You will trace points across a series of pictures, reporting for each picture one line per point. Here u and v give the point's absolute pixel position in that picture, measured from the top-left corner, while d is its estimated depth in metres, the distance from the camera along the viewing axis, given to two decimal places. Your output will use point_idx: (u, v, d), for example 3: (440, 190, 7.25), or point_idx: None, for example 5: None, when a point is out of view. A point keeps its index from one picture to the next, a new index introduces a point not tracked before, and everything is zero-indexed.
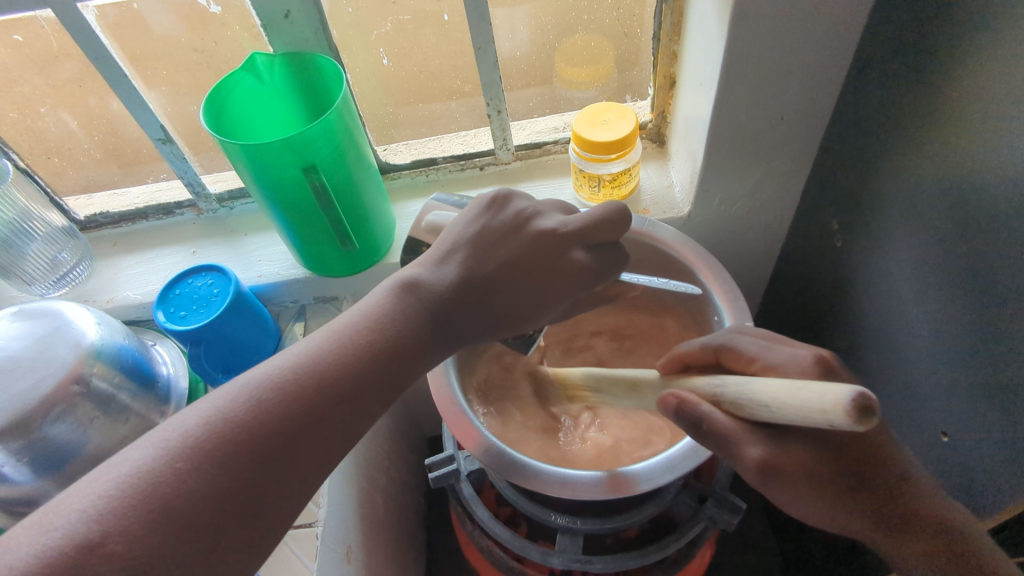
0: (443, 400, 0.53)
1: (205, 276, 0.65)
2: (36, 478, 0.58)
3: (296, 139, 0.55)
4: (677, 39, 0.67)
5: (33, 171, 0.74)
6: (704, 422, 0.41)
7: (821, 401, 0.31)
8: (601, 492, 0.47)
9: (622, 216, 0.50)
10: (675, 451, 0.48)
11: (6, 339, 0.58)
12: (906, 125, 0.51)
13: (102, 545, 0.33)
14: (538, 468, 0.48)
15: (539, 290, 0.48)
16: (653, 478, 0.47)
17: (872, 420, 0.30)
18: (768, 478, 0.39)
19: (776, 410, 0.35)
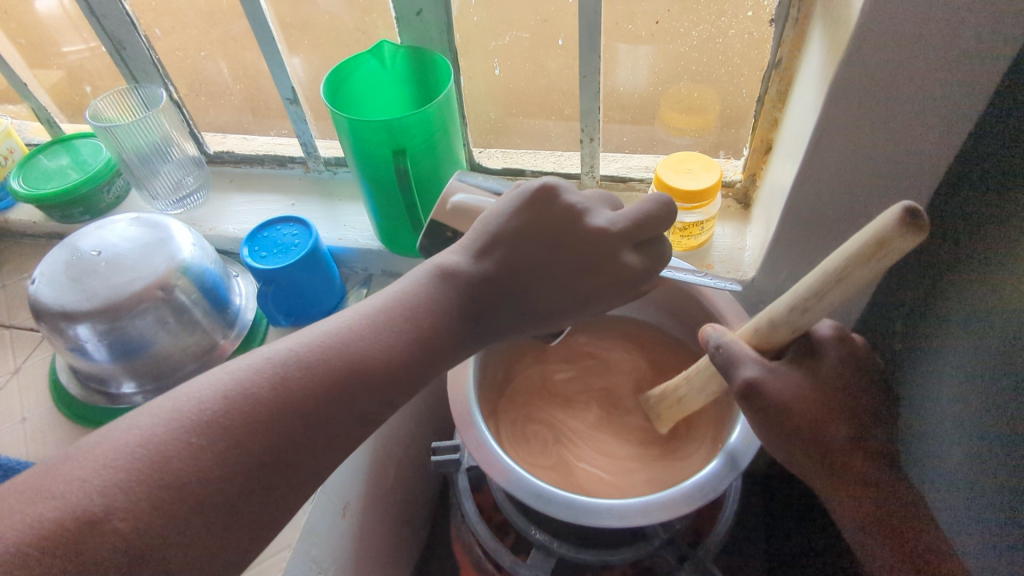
0: (454, 387, 0.55)
1: (292, 227, 0.73)
2: (111, 360, 0.67)
3: (393, 123, 0.61)
4: (781, 107, 0.67)
5: (183, 104, 0.85)
6: (719, 349, 0.47)
7: (869, 230, 0.35)
8: (570, 515, 0.47)
9: (669, 210, 0.49)
10: (648, 500, 0.47)
11: (122, 237, 0.68)
12: (1004, 241, 0.48)
13: (110, 514, 0.35)
14: (518, 475, 0.49)
15: (578, 286, 0.50)
16: (624, 517, 0.46)
17: (920, 229, 0.33)
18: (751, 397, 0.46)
19: (831, 271, 0.38)
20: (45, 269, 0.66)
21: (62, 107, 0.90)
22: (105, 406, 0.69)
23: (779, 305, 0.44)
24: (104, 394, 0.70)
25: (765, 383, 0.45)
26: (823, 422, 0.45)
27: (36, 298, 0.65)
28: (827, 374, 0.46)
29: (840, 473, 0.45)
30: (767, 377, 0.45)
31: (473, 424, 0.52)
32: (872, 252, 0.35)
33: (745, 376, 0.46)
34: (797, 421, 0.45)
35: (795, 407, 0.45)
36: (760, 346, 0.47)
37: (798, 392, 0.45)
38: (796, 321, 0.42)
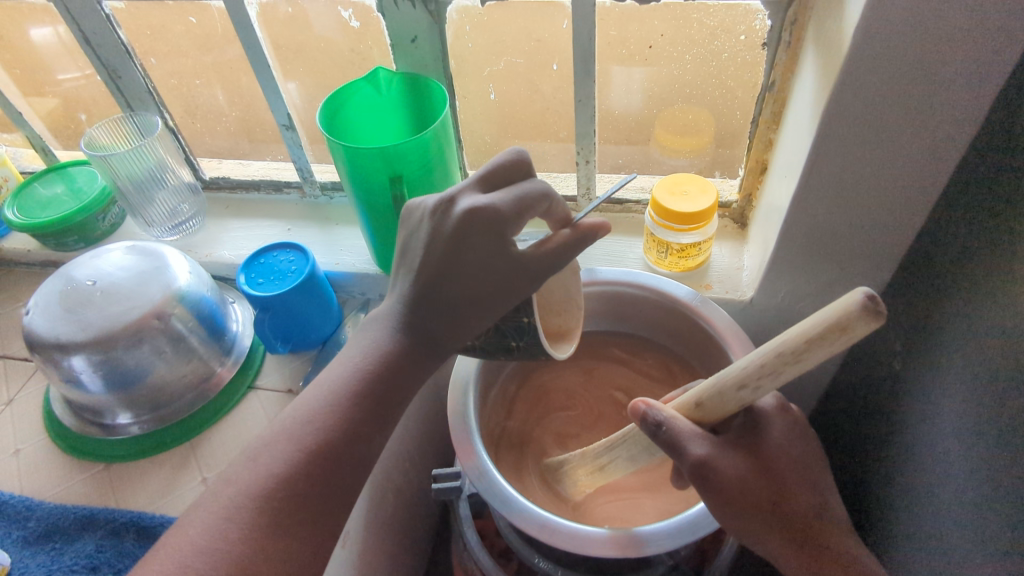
0: (456, 415, 0.55)
1: (289, 253, 0.72)
2: (106, 391, 0.66)
3: (389, 150, 0.61)
4: (775, 128, 0.68)
5: (178, 130, 0.85)
6: (662, 426, 0.46)
7: (830, 312, 0.35)
8: (573, 545, 0.47)
9: (517, 152, 0.51)
10: (650, 529, 0.47)
11: (117, 267, 0.68)
12: (991, 248, 0.48)
13: (190, 550, 0.44)
14: (522, 504, 0.49)
15: (482, 251, 0.47)
16: (629, 545, 0.47)
17: (879, 315, 0.34)
18: (706, 476, 0.45)
19: (786, 353, 0.39)
20: (39, 300, 0.66)
21: (56, 134, 0.90)
22: (100, 437, 0.68)
23: (722, 379, 0.44)
24: (98, 425, 0.69)
25: (714, 460, 0.45)
26: (779, 497, 0.46)
27: (30, 329, 0.64)
28: (771, 449, 0.48)
29: (804, 550, 0.46)
30: (716, 454, 0.46)
31: (476, 453, 0.52)
32: (832, 333, 0.35)
33: (695, 455, 0.45)
34: (751, 496, 0.46)
35: (741, 486, 0.45)
36: (699, 417, 0.47)
37: (748, 467, 0.46)
38: (742, 396, 0.43)
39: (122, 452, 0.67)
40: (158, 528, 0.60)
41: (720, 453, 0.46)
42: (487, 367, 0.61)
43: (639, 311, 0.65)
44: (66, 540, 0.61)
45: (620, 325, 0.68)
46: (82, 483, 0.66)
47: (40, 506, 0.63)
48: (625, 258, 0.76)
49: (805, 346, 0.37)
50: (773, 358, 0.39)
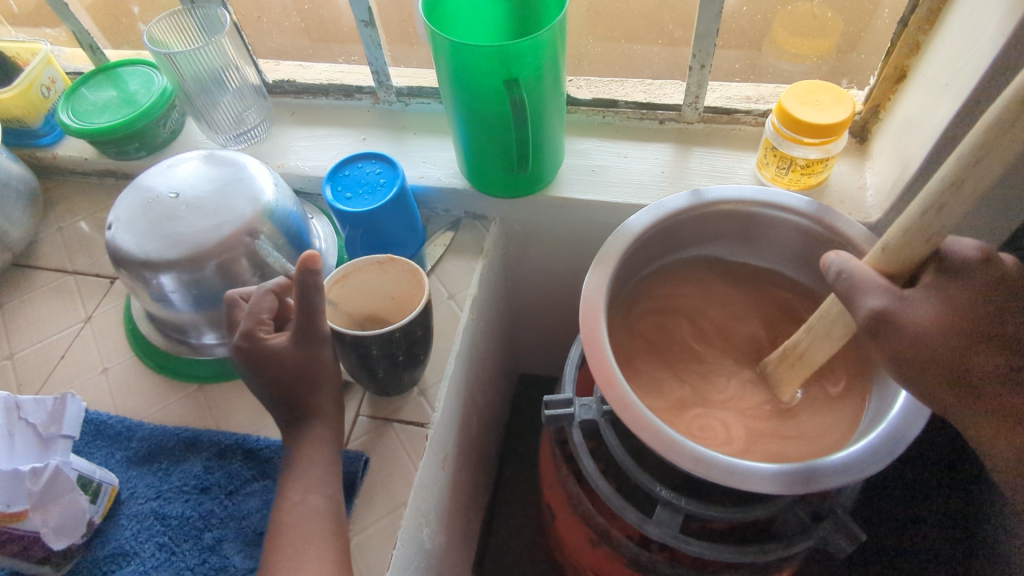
0: (590, 345, 0.50)
1: (375, 164, 0.67)
2: (195, 309, 0.63)
3: (508, 48, 0.54)
4: (927, 28, 0.60)
5: (241, 27, 0.77)
6: (842, 277, 0.43)
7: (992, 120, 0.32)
8: (734, 481, 0.44)
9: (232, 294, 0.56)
10: (822, 464, 0.44)
11: (198, 178, 0.63)
12: None
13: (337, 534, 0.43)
14: (672, 438, 0.46)
15: (279, 362, 0.50)
16: (793, 483, 0.44)
17: None
18: (876, 329, 0.41)
19: (946, 184, 0.35)
20: (120, 214, 0.61)
21: (104, 31, 0.82)
22: (188, 357, 0.66)
23: (897, 222, 0.40)
24: (186, 344, 0.66)
25: (896, 313, 0.41)
26: (957, 363, 0.40)
27: (116, 244, 0.60)
28: (964, 299, 0.40)
29: (975, 400, 0.41)
30: (899, 306, 0.41)
31: (616, 384, 0.48)
32: (989, 146, 0.33)
33: (870, 306, 0.41)
34: (940, 346, 0.40)
35: (928, 339, 0.40)
36: (892, 270, 0.42)
37: (934, 324, 0.40)
38: (920, 236, 0.39)
39: (214, 373, 0.65)
40: (266, 451, 0.59)
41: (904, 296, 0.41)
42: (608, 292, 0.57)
43: (770, 233, 0.60)
44: (172, 461, 0.59)
45: (743, 246, 0.63)
46: (177, 404, 0.64)
47: (140, 427, 0.61)
48: (734, 173, 0.71)
49: (980, 144, 0.33)
50: (938, 200, 0.36)
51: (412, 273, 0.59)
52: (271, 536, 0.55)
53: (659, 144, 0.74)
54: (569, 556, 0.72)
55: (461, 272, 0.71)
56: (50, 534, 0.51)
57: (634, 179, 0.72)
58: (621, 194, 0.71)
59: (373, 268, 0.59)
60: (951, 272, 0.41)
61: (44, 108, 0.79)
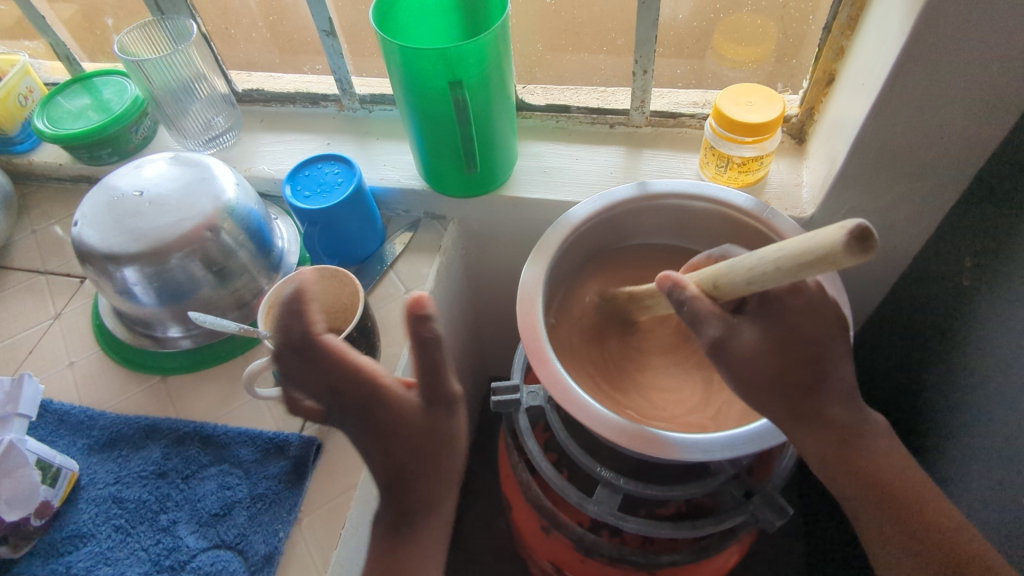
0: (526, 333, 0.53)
1: (334, 166, 0.70)
2: (158, 303, 0.65)
3: (450, 51, 0.57)
4: (849, 34, 0.64)
5: (210, 38, 0.81)
6: (684, 305, 0.47)
7: (827, 236, 0.35)
8: (656, 449, 0.47)
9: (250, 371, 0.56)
10: (740, 432, 0.47)
11: (162, 177, 0.66)
12: None
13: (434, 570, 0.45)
14: (600, 413, 0.48)
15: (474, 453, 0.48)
16: (710, 451, 0.46)
17: (868, 253, 0.33)
18: (719, 351, 0.45)
19: (784, 264, 0.39)
20: (86, 211, 0.64)
21: (81, 44, 0.86)
22: (153, 350, 0.68)
23: (737, 269, 0.43)
24: (150, 338, 0.69)
25: (730, 338, 0.45)
26: (786, 391, 0.45)
27: (80, 240, 0.63)
28: (781, 327, 0.45)
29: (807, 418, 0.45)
30: (730, 333, 0.45)
31: (548, 361, 0.51)
32: (821, 260, 0.35)
33: (709, 334, 0.45)
34: (766, 366, 0.44)
35: (756, 358, 0.44)
36: (714, 298, 0.46)
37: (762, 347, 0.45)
38: (754, 288, 0.42)
39: (177, 365, 0.67)
40: (222, 437, 0.61)
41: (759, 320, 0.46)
42: (549, 279, 0.60)
43: (702, 225, 0.64)
44: (132, 447, 0.61)
45: (679, 238, 0.67)
46: (140, 395, 0.66)
47: (103, 416, 0.63)
48: (679, 173, 0.75)
49: (808, 261, 0.36)
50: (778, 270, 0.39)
51: (335, 275, 0.60)
52: (223, 518, 0.56)
53: (611, 147, 0.78)
54: (526, 545, 0.73)
55: (419, 269, 0.74)
56: (3, 506, 0.53)
57: (584, 179, 0.75)
58: (572, 193, 0.74)
59: (293, 286, 0.59)
60: (770, 303, 0.46)
61: (21, 117, 0.83)
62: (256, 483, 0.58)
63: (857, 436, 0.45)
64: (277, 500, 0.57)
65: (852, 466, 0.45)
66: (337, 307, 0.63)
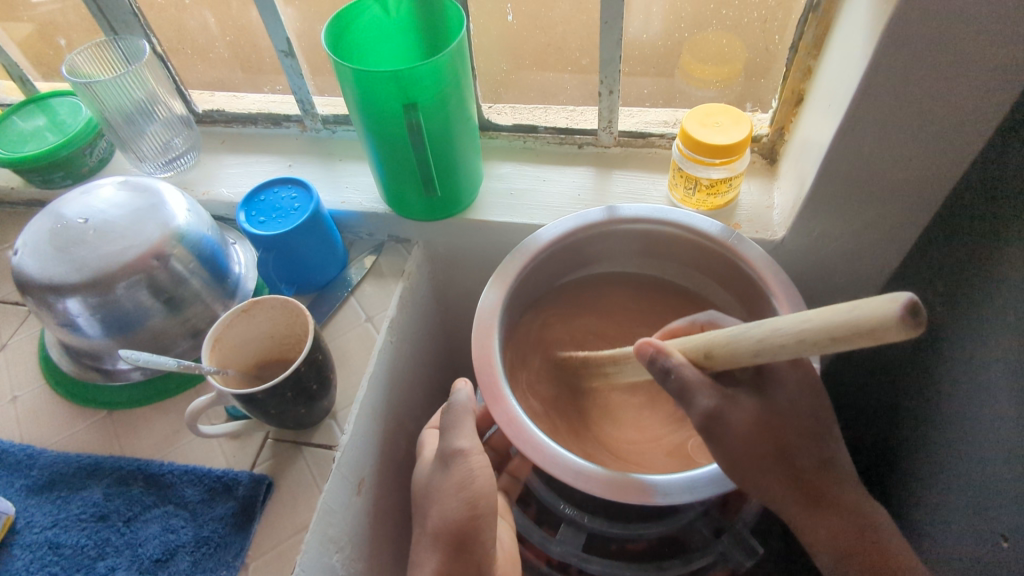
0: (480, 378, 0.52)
1: (290, 189, 0.68)
2: (104, 334, 0.62)
3: (402, 74, 0.55)
4: (816, 54, 0.62)
5: (167, 58, 0.79)
6: (670, 373, 0.44)
7: (861, 309, 0.30)
8: (613, 493, 0.45)
9: (193, 413, 0.53)
10: (702, 472, 0.46)
11: (109, 203, 0.63)
12: None
13: None
14: (557, 454, 0.46)
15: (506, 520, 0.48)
16: (667, 494, 0.45)
17: (917, 327, 0.28)
18: (707, 426, 0.44)
19: (796, 330, 0.34)
20: (28, 240, 0.61)
21: (35, 64, 0.83)
22: (100, 383, 0.65)
23: (734, 338, 0.39)
24: (97, 369, 0.65)
25: (723, 412, 0.44)
26: (784, 467, 0.45)
27: (21, 270, 0.60)
28: (780, 408, 0.46)
29: (806, 487, 0.45)
30: (727, 406, 0.44)
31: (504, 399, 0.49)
32: (856, 337, 0.30)
33: (704, 406, 0.43)
34: (760, 443, 0.44)
35: (752, 433, 0.44)
36: (709, 368, 0.43)
37: (753, 425, 0.45)
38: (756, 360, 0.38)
39: (125, 399, 0.64)
40: (169, 476, 0.58)
41: (724, 396, 0.44)
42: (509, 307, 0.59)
43: (665, 248, 0.63)
44: (72, 488, 0.58)
45: (643, 261, 0.66)
46: (85, 431, 0.63)
47: (42, 454, 0.60)
48: (648, 194, 0.73)
49: (817, 338, 0.32)
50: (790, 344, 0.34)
51: (284, 305, 0.57)
52: (165, 564, 0.53)
53: (579, 168, 0.76)
54: None
55: (381, 295, 0.71)
56: None
57: (551, 202, 0.73)
58: (537, 216, 0.72)
59: (240, 318, 0.57)
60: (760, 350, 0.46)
61: None
62: (202, 526, 0.55)
63: (848, 507, 0.45)
64: (222, 544, 0.54)
65: (843, 547, 0.45)
66: (289, 337, 0.60)
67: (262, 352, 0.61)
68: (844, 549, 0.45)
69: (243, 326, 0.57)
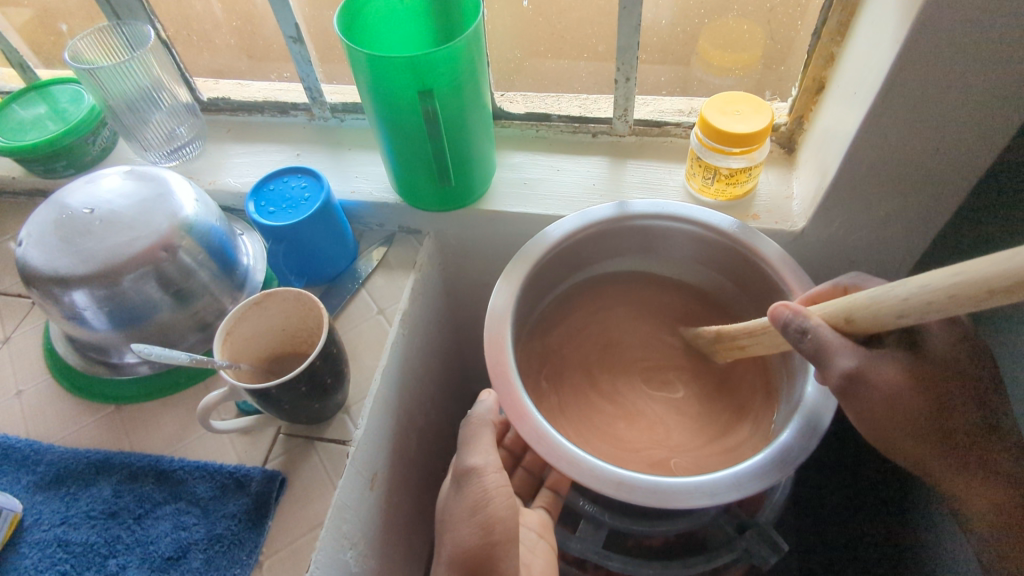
0: (498, 377, 0.51)
1: (300, 179, 0.66)
2: (111, 327, 0.61)
3: (418, 60, 0.54)
4: (839, 40, 0.61)
5: (171, 45, 0.77)
6: (807, 335, 0.43)
7: None
8: (657, 500, 0.44)
9: (205, 407, 0.52)
10: (745, 468, 0.45)
11: (115, 193, 0.61)
12: None
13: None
14: (591, 464, 0.46)
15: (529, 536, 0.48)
16: (715, 495, 0.44)
17: None
18: (851, 385, 0.43)
19: (953, 282, 0.32)
20: (32, 231, 0.60)
21: (35, 50, 0.81)
22: (107, 377, 0.64)
23: (878, 299, 0.38)
24: (105, 363, 0.65)
25: (866, 372, 0.43)
26: (940, 427, 0.45)
27: (25, 262, 0.59)
28: (930, 367, 0.45)
29: (961, 447, 0.45)
30: (869, 363, 0.43)
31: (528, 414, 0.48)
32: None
33: (843, 367, 0.42)
34: (912, 402, 0.44)
35: (901, 393, 0.44)
36: (848, 332, 0.41)
37: (902, 381, 0.44)
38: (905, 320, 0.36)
39: (133, 393, 0.63)
40: (179, 472, 0.57)
41: (867, 357, 0.43)
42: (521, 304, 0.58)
43: (672, 243, 0.62)
44: (81, 484, 0.57)
45: (649, 257, 0.65)
46: (92, 426, 0.62)
47: (49, 450, 0.59)
48: (664, 184, 0.72)
49: (956, 296, 0.32)
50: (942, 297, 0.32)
51: (297, 298, 0.56)
52: (178, 562, 0.52)
53: (594, 158, 0.75)
54: None
55: (393, 287, 0.70)
56: None
57: (566, 192, 0.72)
58: (551, 207, 0.70)
59: (252, 311, 0.55)
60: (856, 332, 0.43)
61: None
62: (214, 522, 0.54)
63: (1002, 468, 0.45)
64: (236, 541, 0.53)
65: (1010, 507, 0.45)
66: (302, 330, 0.59)
67: (273, 346, 0.59)
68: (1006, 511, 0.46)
69: (256, 318, 0.56)
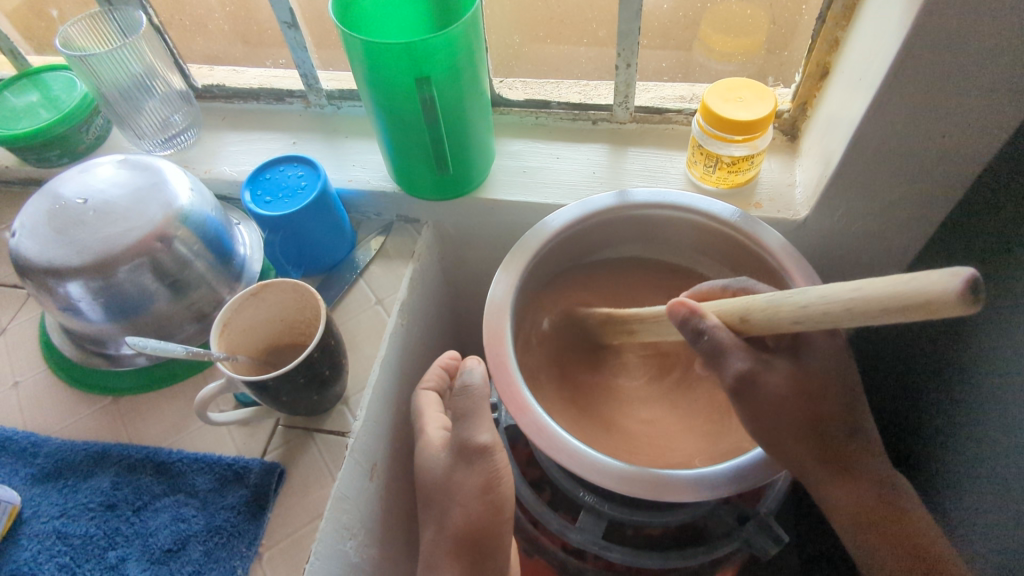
0: (497, 368, 0.50)
1: (296, 168, 0.66)
2: (108, 319, 0.60)
3: (415, 46, 0.53)
4: (844, 24, 0.59)
5: (164, 30, 0.76)
6: (703, 334, 0.44)
7: (915, 279, 0.29)
8: (657, 493, 0.44)
9: (204, 399, 0.52)
10: (744, 462, 0.46)
11: (109, 183, 0.61)
12: None
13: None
14: (592, 458, 0.46)
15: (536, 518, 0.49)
16: (716, 487, 0.45)
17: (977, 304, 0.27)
18: (742, 387, 0.45)
19: (845, 298, 0.33)
20: (25, 221, 0.59)
21: (26, 36, 0.80)
22: (104, 368, 0.64)
23: (773, 303, 0.39)
24: (101, 355, 0.64)
25: (756, 374, 0.45)
26: (822, 437, 0.46)
27: (19, 253, 0.58)
28: (811, 372, 0.47)
29: (832, 460, 0.47)
30: (760, 367, 0.45)
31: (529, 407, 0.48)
32: (910, 311, 0.29)
33: (736, 368, 0.45)
34: (788, 410, 0.46)
35: (782, 398, 0.46)
36: (743, 331, 0.43)
37: (790, 386, 0.46)
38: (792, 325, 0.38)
39: (131, 384, 0.63)
40: (178, 464, 0.57)
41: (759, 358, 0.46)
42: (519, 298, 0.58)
43: (669, 232, 0.62)
44: (79, 477, 0.57)
45: (645, 249, 0.65)
46: (90, 418, 0.61)
47: (47, 442, 0.59)
48: (665, 173, 0.71)
49: (840, 311, 0.33)
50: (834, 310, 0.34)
51: (295, 289, 0.56)
52: (177, 554, 0.52)
53: (594, 145, 0.74)
54: None
55: (392, 277, 0.69)
56: None
57: (566, 180, 0.71)
58: (551, 196, 0.70)
59: (249, 302, 0.55)
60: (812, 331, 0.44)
61: None
62: (214, 514, 0.54)
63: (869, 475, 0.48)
64: (235, 533, 0.53)
65: (870, 515, 0.47)
66: (301, 320, 0.58)
67: (272, 334, 0.59)
68: (864, 516, 0.47)
69: (254, 309, 0.56)
